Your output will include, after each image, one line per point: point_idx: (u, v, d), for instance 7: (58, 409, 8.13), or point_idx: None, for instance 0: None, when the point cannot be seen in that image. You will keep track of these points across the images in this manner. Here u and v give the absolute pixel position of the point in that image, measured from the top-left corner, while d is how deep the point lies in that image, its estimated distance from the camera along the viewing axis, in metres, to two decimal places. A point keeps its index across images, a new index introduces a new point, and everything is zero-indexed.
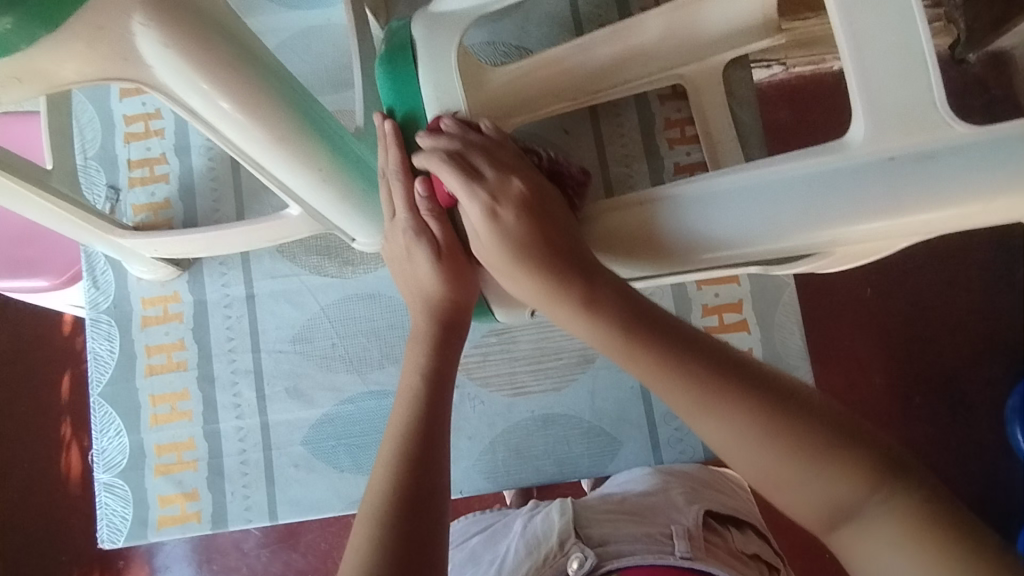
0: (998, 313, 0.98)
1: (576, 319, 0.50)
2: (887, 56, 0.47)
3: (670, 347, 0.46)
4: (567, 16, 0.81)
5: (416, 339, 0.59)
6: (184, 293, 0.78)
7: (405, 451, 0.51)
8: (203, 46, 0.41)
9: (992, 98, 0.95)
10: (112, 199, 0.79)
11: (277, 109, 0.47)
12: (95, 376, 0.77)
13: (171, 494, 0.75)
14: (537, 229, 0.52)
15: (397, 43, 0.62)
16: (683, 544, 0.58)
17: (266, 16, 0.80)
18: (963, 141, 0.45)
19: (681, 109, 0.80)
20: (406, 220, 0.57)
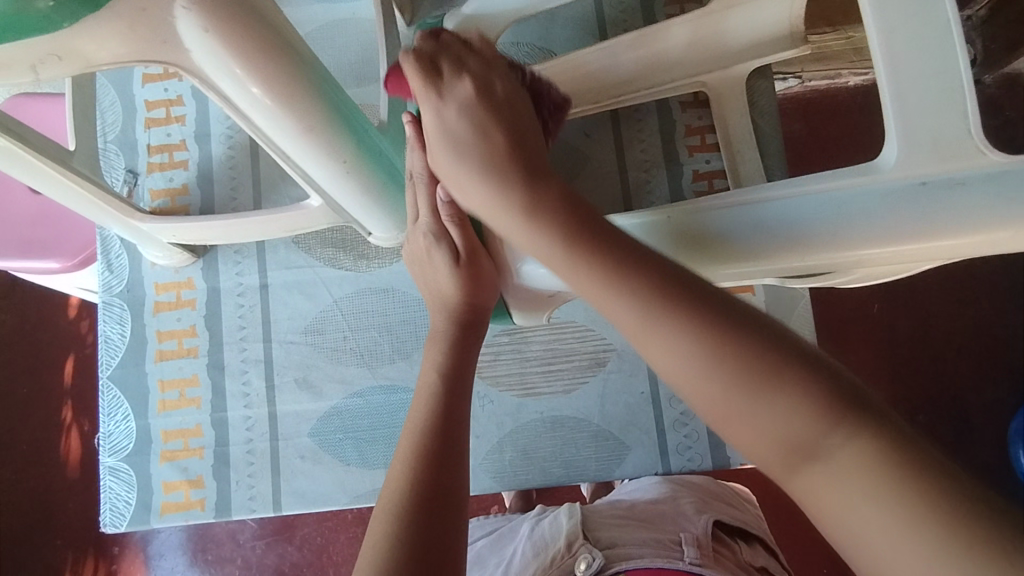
0: (1006, 335, 0.98)
1: (520, 226, 0.47)
2: (926, 80, 0.46)
3: (612, 254, 0.42)
4: (592, 20, 0.81)
5: (433, 338, 0.59)
6: (197, 279, 0.78)
7: (423, 452, 0.50)
8: (242, 32, 0.41)
9: (1005, 121, 0.96)
10: (130, 182, 0.79)
11: (309, 98, 0.47)
12: (105, 359, 0.77)
13: (175, 481, 0.75)
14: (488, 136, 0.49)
15: None
16: (693, 551, 0.58)
17: (291, 8, 0.81)
18: (995, 170, 0.44)
19: (703, 116, 0.79)
20: (427, 225, 0.56)
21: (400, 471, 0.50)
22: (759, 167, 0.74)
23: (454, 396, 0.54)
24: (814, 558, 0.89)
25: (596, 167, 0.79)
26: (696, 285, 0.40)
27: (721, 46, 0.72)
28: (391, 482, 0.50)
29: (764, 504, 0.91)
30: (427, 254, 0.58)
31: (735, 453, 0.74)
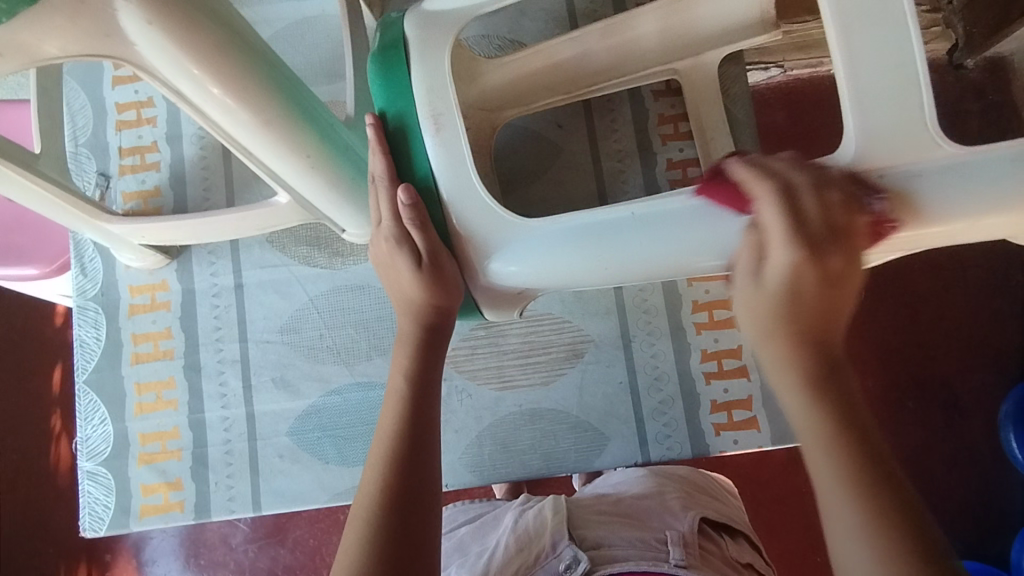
0: (997, 319, 0.97)
1: (796, 392, 0.42)
2: (882, 70, 0.45)
3: (864, 468, 0.39)
4: (562, 11, 0.81)
5: (400, 341, 0.56)
6: (172, 281, 0.78)
7: (395, 456, 0.50)
8: (187, 24, 0.41)
9: (989, 104, 0.95)
10: (102, 185, 0.79)
11: (262, 91, 0.47)
12: (81, 363, 0.77)
13: (154, 483, 0.75)
14: (817, 307, 0.43)
15: (390, 38, 0.55)
16: (678, 552, 0.58)
17: (261, 7, 0.80)
18: (950, 162, 0.45)
19: (675, 105, 0.79)
20: (388, 228, 0.54)
21: (372, 473, 0.50)
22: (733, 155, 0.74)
23: (423, 398, 0.53)
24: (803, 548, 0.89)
25: (570, 158, 0.79)
26: (931, 539, 0.37)
27: (693, 35, 0.71)
28: (363, 487, 0.49)
29: (751, 493, 0.91)
30: (388, 258, 0.56)
31: (713, 440, 0.74)
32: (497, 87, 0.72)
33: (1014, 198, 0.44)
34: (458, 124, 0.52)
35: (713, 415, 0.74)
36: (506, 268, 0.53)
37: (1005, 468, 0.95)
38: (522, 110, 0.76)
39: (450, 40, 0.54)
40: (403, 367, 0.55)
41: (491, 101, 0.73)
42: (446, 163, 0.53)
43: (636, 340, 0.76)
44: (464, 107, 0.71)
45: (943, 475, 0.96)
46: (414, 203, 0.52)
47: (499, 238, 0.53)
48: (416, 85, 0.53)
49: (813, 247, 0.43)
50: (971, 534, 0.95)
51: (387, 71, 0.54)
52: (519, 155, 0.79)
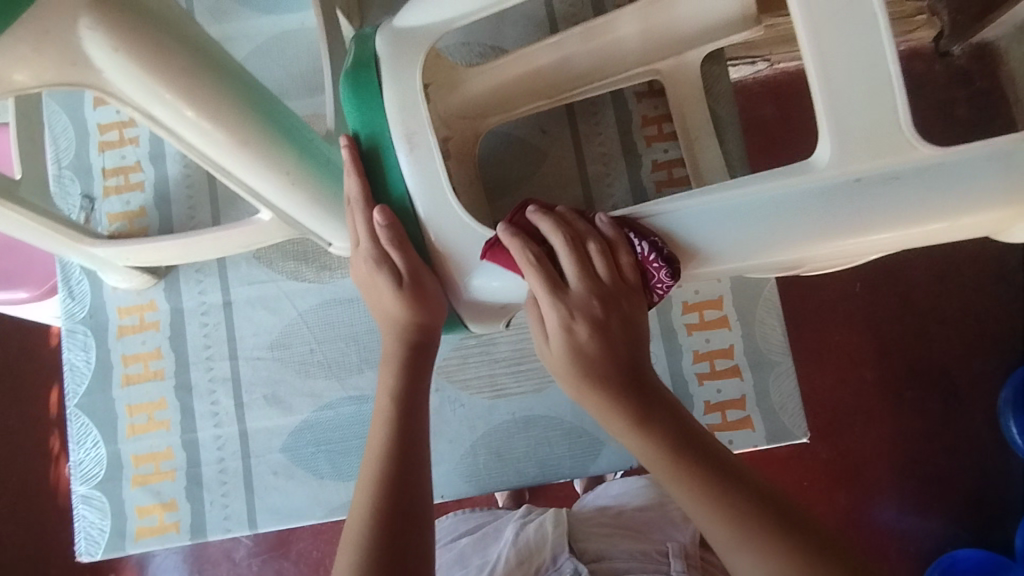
0: (992, 306, 0.97)
1: (631, 436, 0.49)
2: (853, 71, 0.45)
3: (714, 478, 0.46)
4: (542, 16, 0.80)
5: (387, 359, 0.56)
6: (160, 301, 0.77)
7: (386, 475, 0.50)
8: (151, 46, 0.42)
9: (977, 91, 0.95)
10: (87, 208, 0.78)
11: (232, 109, 0.47)
12: (72, 387, 0.77)
13: (149, 505, 0.74)
14: (615, 354, 0.50)
15: (362, 57, 0.55)
16: (678, 564, 0.59)
17: (240, 22, 0.80)
18: (927, 163, 0.44)
19: (659, 106, 0.79)
20: (366, 249, 0.54)
21: (364, 492, 0.50)
22: (718, 155, 0.74)
23: (412, 416, 0.53)
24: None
25: (555, 163, 0.79)
26: (785, 513, 0.44)
27: (672, 34, 0.71)
28: (356, 507, 0.49)
29: None
30: (368, 278, 0.56)
31: None
32: (479, 94, 0.72)
33: (990, 196, 0.44)
34: (431, 142, 0.52)
35: (708, 416, 0.74)
36: (485, 283, 0.53)
37: (1007, 455, 0.95)
38: (504, 117, 0.75)
39: (421, 56, 0.53)
40: (389, 387, 0.55)
41: (472, 110, 0.73)
42: (421, 180, 0.53)
43: None
44: (446, 117, 0.70)
45: (945, 465, 0.96)
46: (391, 222, 0.52)
47: (476, 256, 0.53)
48: (387, 103, 0.53)
49: (578, 309, 0.50)
50: (975, 522, 0.95)
51: (360, 90, 0.54)
52: (503, 162, 0.79)
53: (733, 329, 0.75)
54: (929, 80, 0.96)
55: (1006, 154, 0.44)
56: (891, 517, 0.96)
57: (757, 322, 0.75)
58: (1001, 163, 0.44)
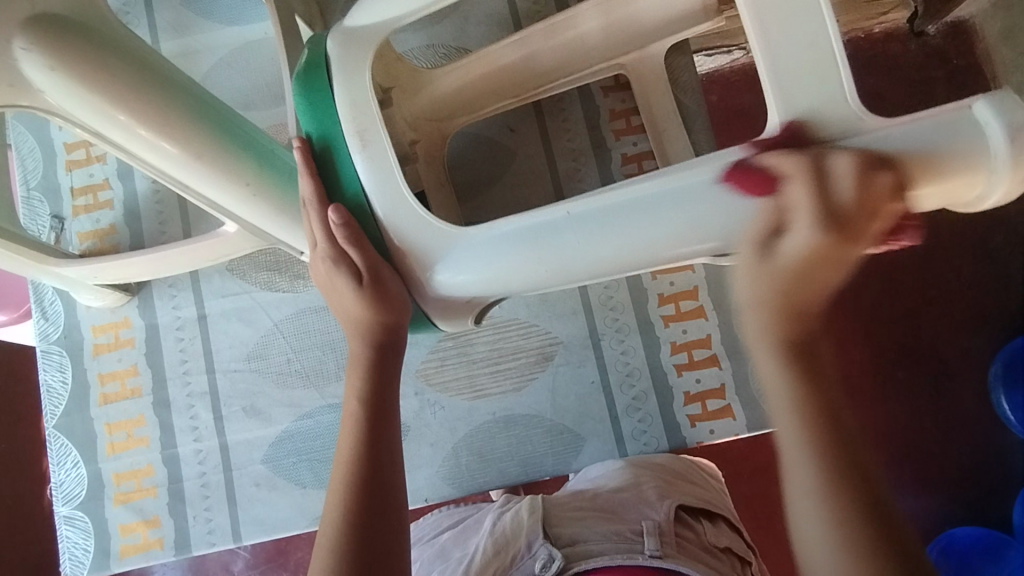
0: (976, 282, 0.93)
1: (773, 358, 0.43)
2: (799, 53, 0.46)
3: (830, 435, 0.41)
4: (505, 13, 0.80)
5: (352, 364, 0.55)
6: (134, 318, 0.77)
7: (354, 486, 0.49)
8: (84, 63, 0.44)
9: (954, 70, 0.94)
10: (57, 228, 0.78)
11: (175, 120, 0.48)
12: (49, 408, 0.76)
13: (132, 523, 0.74)
14: (814, 285, 0.43)
15: (312, 59, 0.55)
16: (653, 543, 0.57)
17: (204, 34, 0.80)
18: (876, 134, 0.44)
19: (626, 99, 0.79)
20: (324, 249, 0.53)
21: (332, 503, 0.49)
22: (686, 145, 0.74)
23: (380, 422, 0.53)
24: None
25: (524, 161, 0.79)
26: (876, 502, 0.39)
27: (635, 28, 0.70)
28: (326, 519, 0.49)
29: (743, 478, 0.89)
30: (327, 279, 0.55)
31: (690, 432, 0.74)
32: (447, 93, 0.71)
33: (938, 167, 0.44)
34: (383, 139, 0.52)
35: (687, 406, 0.74)
36: (448, 279, 0.53)
37: (1002, 431, 0.91)
38: (471, 117, 0.75)
39: (369, 57, 0.53)
40: (356, 393, 0.54)
41: (439, 109, 0.72)
42: (376, 178, 0.53)
43: (604, 338, 0.75)
44: (412, 120, 0.70)
45: (939, 445, 0.92)
46: (345, 217, 0.52)
47: (437, 251, 0.53)
48: (339, 103, 0.53)
49: (841, 228, 0.42)
50: (971, 500, 0.91)
51: (312, 92, 0.54)
52: (473, 163, 0.78)
53: (710, 318, 0.75)
54: (906, 61, 0.95)
55: (949, 125, 0.44)
56: None
57: (733, 311, 0.75)
58: (947, 132, 0.44)
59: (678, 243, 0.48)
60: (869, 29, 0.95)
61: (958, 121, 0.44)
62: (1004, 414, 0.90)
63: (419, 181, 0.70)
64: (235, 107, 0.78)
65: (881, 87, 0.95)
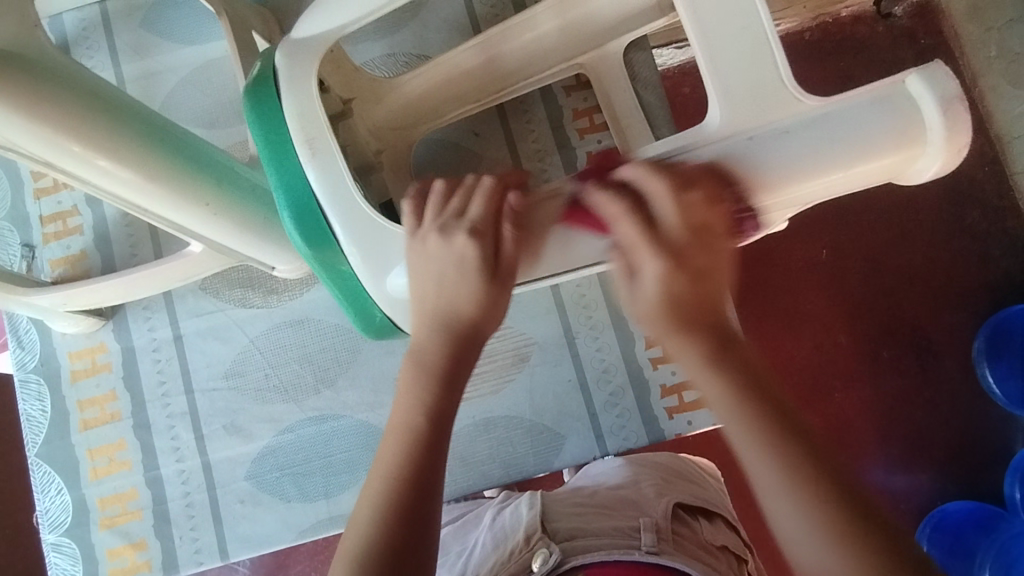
0: (957, 259, 0.91)
1: (694, 364, 0.44)
2: (735, 40, 0.48)
3: (780, 428, 0.41)
4: (464, 19, 0.80)
5: (415, 356, 0.50)
6: (110, 342, 0.77)
7: (397, 492, 0.45)
8: (33, 97, 0.44)
9: (923, 49, 0.91)
10: (28, 257, 0.78)
11: (129, 146, 0.50)
12: (30, 437, 0.77)
13: (119, 546, 0.74)
14: (689, 301, 0.45)
15: (259, 75, 0.55)
16: (650, 539, 0.55)
17: (165, 55, 0.80)
18: (814, 115, 0.47)
19: (588, 98, 0.79)
20: (483, 241, 0.51)
21: (368, 509, 0.45)
22: (650, 138, 0.73)
23: (442, 432, 0.48)
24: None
25: (491, 165, 0.79)
26: (845, 487, 0.39)
27: (591, 26, 0.69)
28: (354, 526, 0.45)
29: (732, 467, 0.87)
30: (456, 254, 0.50)
31: (668, 424, 0.74)
32: (404, 102, 0.70)
33: (881, 145, 0.46)
34: (331, 147, 0.52)
35: (665, 399, 0.75)
36: (399, 281, 0.53)
37: (987, 405, 0.89)
38: (435, 124, 0.73)
39: (316, 66, 0.53)
40: (418, 397, 0.48)
41: (397, 119, 0.71)
42: (328, 186, 0.53)
43: (579, 336, 0.76)
44: (375, 129, 0.70)
45: (925, 422, 0.90)
46: (512, 221, 0.51)
47: (393, 252, 0.53)
48: (286, 114, 0.54)
49: (674, 253, 0.45)
50: (961, 476, 0.89)
51: (261, 104, 0.54)
52: (439, 169, 0.79)
53: None
54: (874, 43, 0.92)
55: (885, 100, 0.46)
56: (879, 475, 0.89)
57: None
58: (882, 108, 0.46)
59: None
60: (837, 13, 0.93)
61: (892, 96, 0.46)
62: (989, 388, 0.88)
63: (386, 190, 0.70)
64: (200, 126, 0.79)
65: (850, 70, 0.92)
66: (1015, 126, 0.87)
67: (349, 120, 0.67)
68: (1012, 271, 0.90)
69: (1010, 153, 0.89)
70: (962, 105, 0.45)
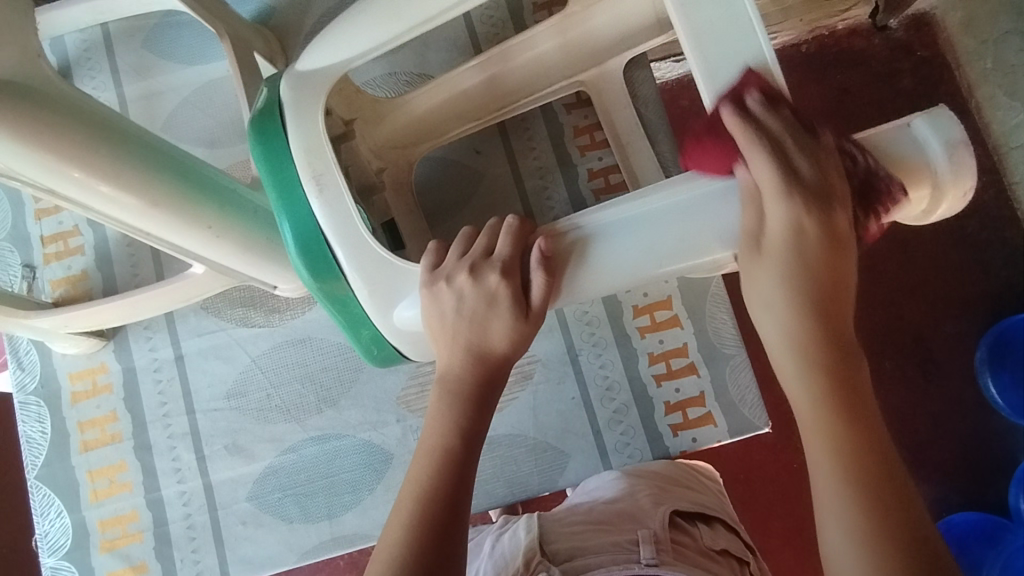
0: (960, 272, 0.90)
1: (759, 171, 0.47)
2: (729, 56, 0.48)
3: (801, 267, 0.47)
4: (465, 38, 0.81)
5: (445, 383, 0.53)
6: (111, 363, 0.77)
7: (428, 510, 0.48)
8: (43, 127, 0.44)
9: (918, 61, 0.92)
10: (28, 277, 0.78)
11: (135, 172, 0.50)
12: (30, 459, 0.76)
13: (119, 570, 0.74)
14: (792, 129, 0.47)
15: (267, 108, 0.56)
16: (649, 551, 0.54)
17: (166, 75, 0.80)
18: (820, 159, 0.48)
19: (589, 115, 0.79)
20: (511, 282, 0.52)
21: (396, 530, 0.48)
22: (651, 155, 0.72)
23: (468, 456, 0.51)
24: (802, 526, 0.85)
25: (492, 182, 0.79)
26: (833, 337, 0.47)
27: (594, 43, 0.69)
28: (383, 545, 0.48)
29: (734, 481, 0.86)
30: (488, 293, 0.52)
31: (673, 441, 0.74)
32: (405, 123, 0.71)
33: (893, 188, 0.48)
34: (339, 184, 0.53)
35: (669, 416, 0.74)
36: (407, 314, 0.53)
37: (992, 417, 0.88)
38: (437, 141, 0.73)
39: (324, 99, 0.54)
40: (450, 424, 0.52)
41: (400, 138, 0.71)
42: (335, 222, 0.53)
43: (582, 353, 0.76)
44: (377, 148, 0.70)
45: (932, 435, 0.88)
46: (545, 266, 0.51)
47: (401, 286, 0.54)
48: (293, 148, 0.54)
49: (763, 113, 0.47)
50: (965, 485, 0.87)
51: (266, 137, 0.55)
52: (441, 187, 0.79)
53: (685, 327, 0.75)
54: (870, 55, 0.93)
55: (890, 141, 0.48)
56: None
57: (708, 317, 0.75)
58: (886, 150, 0.48)
59: (666, 265, 0.50)
60: (833, 26, 0.93)
61: (899, 140, 0.48)
62: (992, 398, 0.87)
63: (389, 210, 0.70)
64: (201, 145, 0.79)
65: (848, 82, 0.93)
66: (1012, 136, 0.87)
67: (351, 142, 0.66)
68: (1011, 281, 0.89)
69: (1008, 163, 0.89)
70: (966, 150, 0.47)
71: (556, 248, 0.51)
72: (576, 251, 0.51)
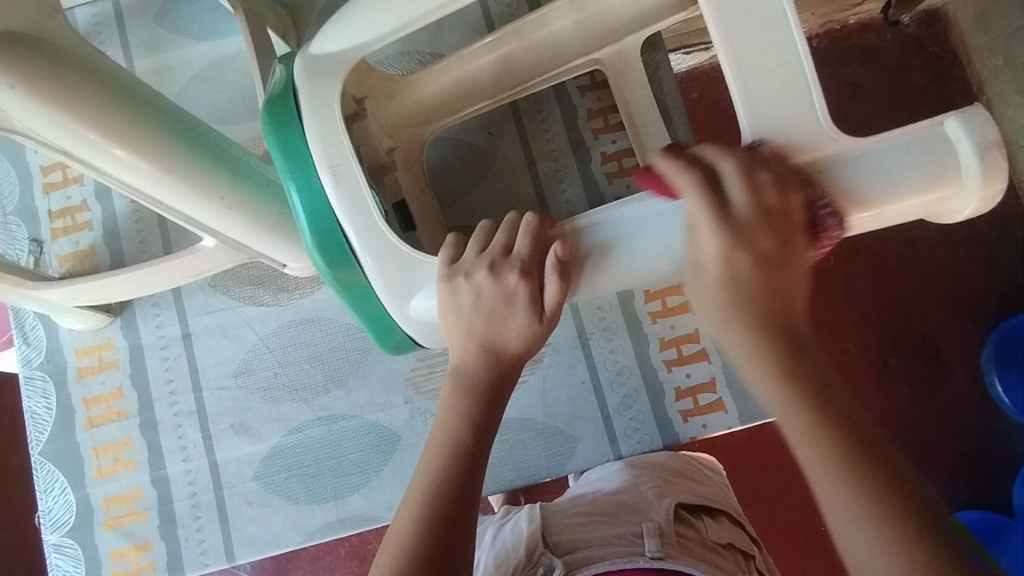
0: (968, 269, 0.89)
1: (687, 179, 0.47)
2: (764, 58, 0.47)
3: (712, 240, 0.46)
4: (478, 18, 0.80)
5: (459, 369, 0.53)
6: (117, 339, 0.76)
7: (440, 490, 0.48)
8: (57, 84, 0.43)
9: (930, 57, 0.91)
10: (36, 251, 0.77)
11: (149, 136, 0.49)
12: (34, 435, 0.75)
13: (123, 547, 0.73)
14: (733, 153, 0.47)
15: (281, 94, 0.54)
16: (654, 543, 0.54)
17: (178, 50, 0.79)
18: (848, 155, 0.46)
19: (602, 98, 0.79)
20: (532, 280, 0.51)
21: (408, 511, 0.48)
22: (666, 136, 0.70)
23: (484, 441, 0.51)
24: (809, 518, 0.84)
25: (504, 164, 0.79)
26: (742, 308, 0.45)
27: (609, 24, 0.68)
28: (395, 526, 0.48)
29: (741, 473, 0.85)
30: (507, 292, 0.51)
31: (683, 427, 0.74)
32: (418, 105, 0.70)
33: (913, 188, 0.46)
34: (356, 176, 0.52)
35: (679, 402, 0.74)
36: (423, 305, 0.53)
37: (998, 415, 0.87)
38: (451, 121, 0.73)
39: (339, 82, 0.53)
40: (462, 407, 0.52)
41: (409, 117, 0.70)
42: (351, 213, 0.52)
43: (592, 337, 0.75)
44: (389, 126, 0.69)
45: (937, 432, 0.88)
46: (561, 268, 0.49)
47: (415, 278, 0.53)
48: (309, 137, 0.53)
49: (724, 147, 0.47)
50: (968, 483, 0.87)
51: (281, 122, 0.54)
52: (453, 169, 0.78)
53: None
54: (882, 50, 0.92)
55: (920, 141, 0.46)
56: None
57: None
58: (919, 150, 0.46)
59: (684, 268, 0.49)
60: (844, 21, 0.92)
61: (932, 138, 0.46)
62: (997, 397, 0.86)
63: (400, 190, 0.68)
64: (211, 122, 0.78)
65: (859, 75, 0.92)
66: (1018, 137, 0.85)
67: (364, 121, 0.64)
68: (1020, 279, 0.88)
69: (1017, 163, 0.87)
70: (1000, 153, 0.45)
71: (574, 250, 0.50)
72: (593, 252, 0.49)
